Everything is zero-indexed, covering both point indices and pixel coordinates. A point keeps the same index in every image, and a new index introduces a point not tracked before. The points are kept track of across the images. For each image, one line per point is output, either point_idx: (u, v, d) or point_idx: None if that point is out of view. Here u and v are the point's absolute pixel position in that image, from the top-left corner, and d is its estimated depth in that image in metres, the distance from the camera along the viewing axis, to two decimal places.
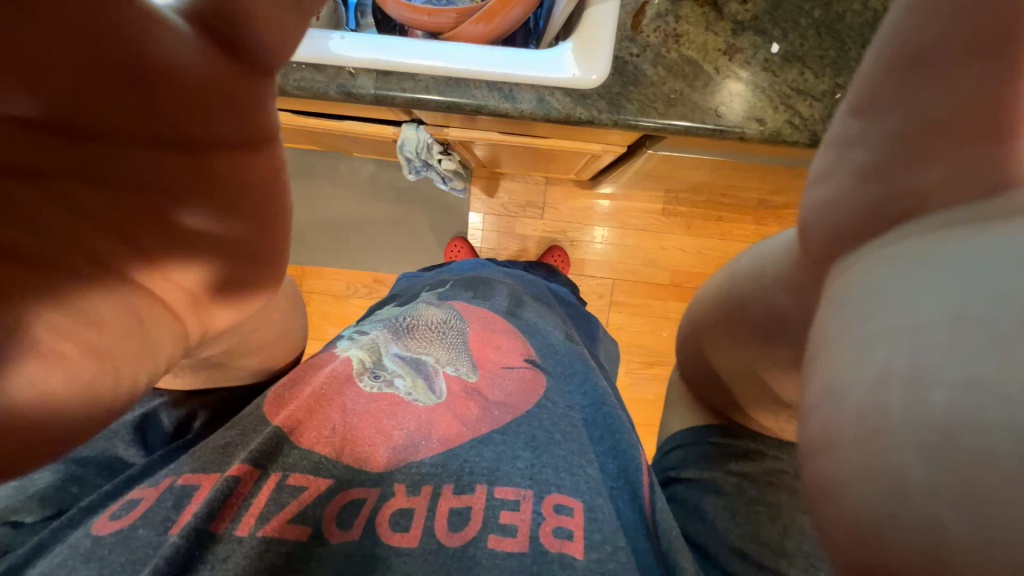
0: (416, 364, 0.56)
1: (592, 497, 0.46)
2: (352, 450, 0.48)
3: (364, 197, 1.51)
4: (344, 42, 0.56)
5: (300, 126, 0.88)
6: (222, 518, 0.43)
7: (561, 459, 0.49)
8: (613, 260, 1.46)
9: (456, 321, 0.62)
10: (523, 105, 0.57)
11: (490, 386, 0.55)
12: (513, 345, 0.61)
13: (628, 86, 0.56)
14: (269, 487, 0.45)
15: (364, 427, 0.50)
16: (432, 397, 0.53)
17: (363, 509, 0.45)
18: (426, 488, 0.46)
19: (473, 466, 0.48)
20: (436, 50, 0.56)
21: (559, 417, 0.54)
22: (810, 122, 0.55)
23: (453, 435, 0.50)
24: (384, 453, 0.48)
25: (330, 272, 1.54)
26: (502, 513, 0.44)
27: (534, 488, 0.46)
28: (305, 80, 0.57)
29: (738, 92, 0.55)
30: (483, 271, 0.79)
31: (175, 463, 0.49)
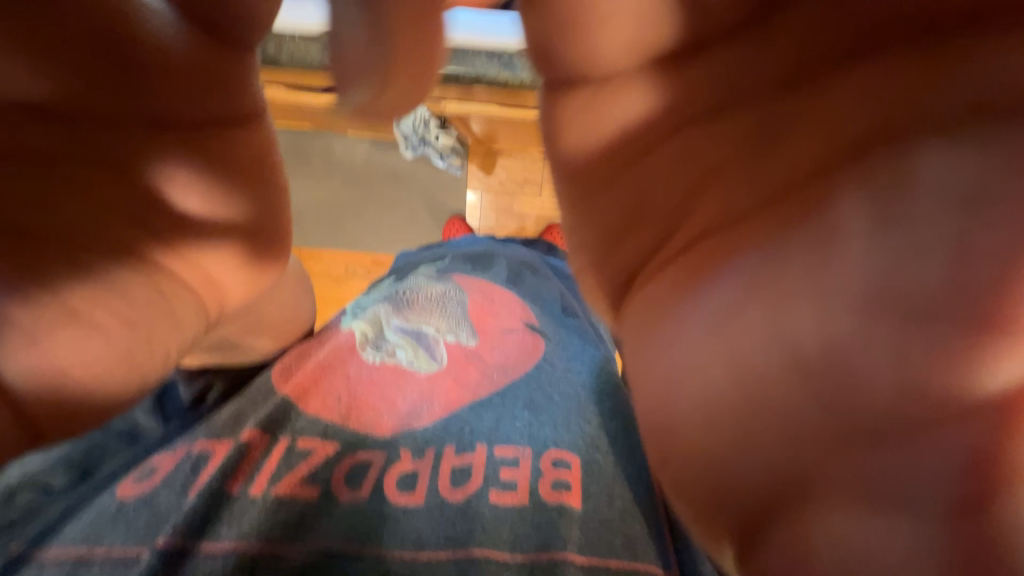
0: (416, 335, 0.56)
1: (590, 452, 0.48)
2: (357, 416, 0.50)
3: (360, 177, 1.49)
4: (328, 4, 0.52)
5: (293, 103, 0.86)
6: (237, 479, 0.45)
7: (558, 417, 0.51)
8: None
9: (455, 292, 0.62)
10: (523, 73, 0.56)
11: (490, 350, 0.56)
12: (514, 311, 0.61)
13: None
14: (277, 451, 0.47)
15: (368, 395, 0.51)
16: (433, 364, 0.54)
17: (371, 472, 0.46)
18: (430, 451, 0.48)
19: (474, 429, 0.49)
20: None
21: (558, 379, 0.55)
22: None
23: (453, 400, 0.52)
24: (388, 420, 0.50)
25: (328, 255, 1.53)
26: (502, 470, 0.46)
27: (533, 445, 0.48)
28: (297, 51, 0.57)
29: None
30: (483, 245, 0.79)
31: (191, 431, 0.51)
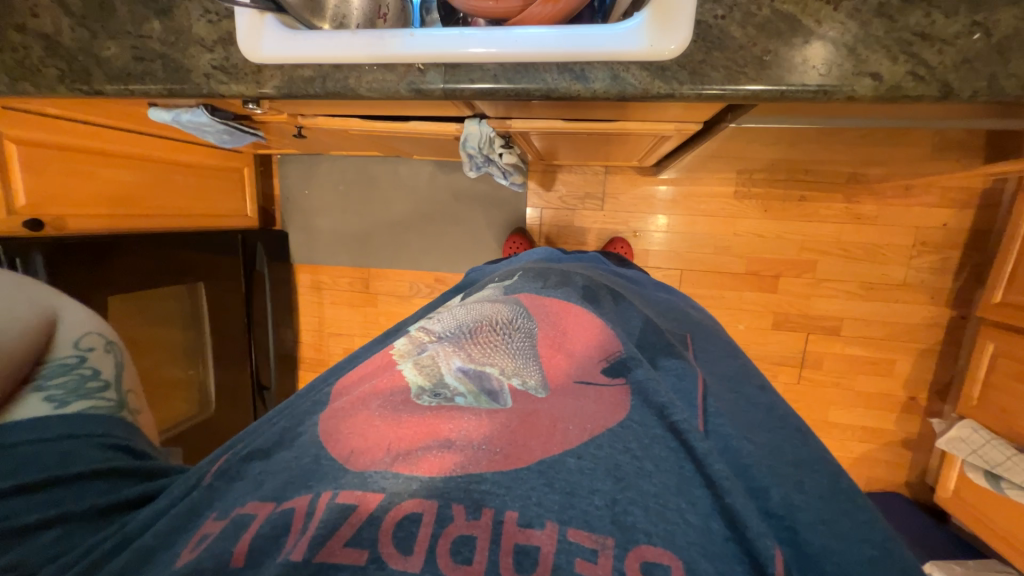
0: (480, 379, 0.54)
1: (693, 556, 0.38)
2: (407, 459, 0.44)
3: (424, 198, 1.57)
4: (414, 39, 0.56)
5: (366, 131, 0.91)
6: (281, 544, 0.40)
7: (650, 498, 0.41)
8: (680, 249, 1.44)
9: (522, 333, 0.61)
10: (596, 84, 0.53)
11: (565, 399, 0.51)
12: (587, 357, 0.58)
13: (713, 52, 0.51)
14: (319, 510, 0.41)
15: (418, 437, 0.46)
16: (495, 405, 0.50)
17: (419, 534, 0.39)
18: (488, 510, 0.40)
19: (543, 497, 0.41)
20: (501, 35, 0.54)
21: (642, 436, 0.46)
22: (938, 71, 0.48)
23: (515, 451, 0.44)
24: (438, 459, 0.43)
25: (396, 274, 1.65)
26: (577, 562, 0.37)
27: (617, 535, 0.38)
28: (377, 81, 0.59)
29: (837, 48, 0.49)
30: (563, 274, 0.79)
31: (239, 494, 0.46)
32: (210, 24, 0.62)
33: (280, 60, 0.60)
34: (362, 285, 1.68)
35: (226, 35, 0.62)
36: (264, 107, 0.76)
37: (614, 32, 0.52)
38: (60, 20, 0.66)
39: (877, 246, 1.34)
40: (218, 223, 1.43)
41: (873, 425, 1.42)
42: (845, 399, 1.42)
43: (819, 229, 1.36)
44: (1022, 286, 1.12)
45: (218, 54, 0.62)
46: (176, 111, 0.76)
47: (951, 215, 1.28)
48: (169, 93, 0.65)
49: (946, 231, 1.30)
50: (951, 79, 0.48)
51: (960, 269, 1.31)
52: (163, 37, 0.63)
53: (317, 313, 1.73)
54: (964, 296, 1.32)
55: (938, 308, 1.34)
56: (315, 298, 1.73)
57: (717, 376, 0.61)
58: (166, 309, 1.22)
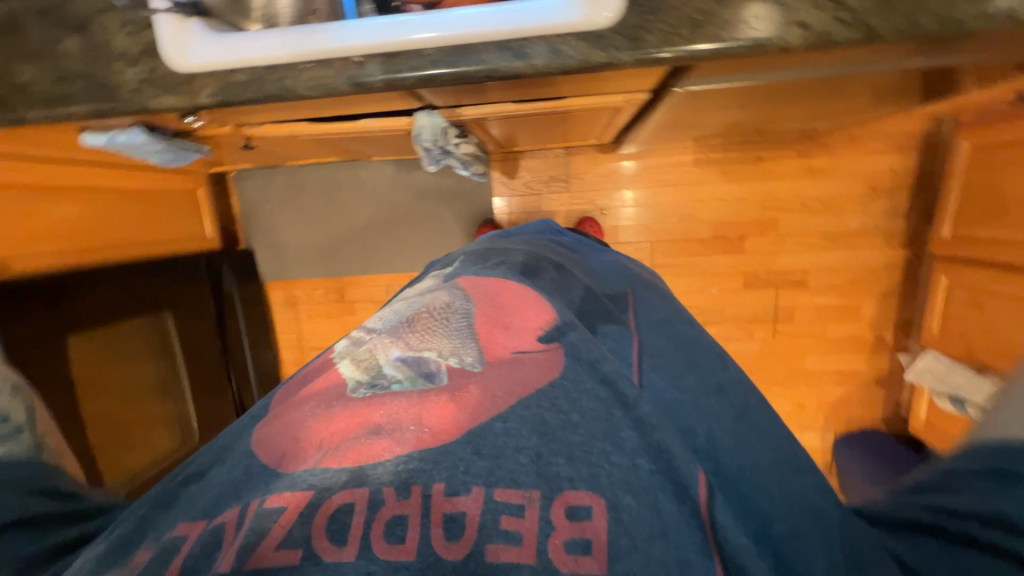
0: (416, 363, 0.56)
1: (615, 494, 0.44)
2: (335, 452, 0.47)
3: (388, 199, 1.55)
4: (347, 31, 0.55)
5: (315, 134, 0.89)
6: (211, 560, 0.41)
7: (574, 448, 0.47)
8: (648, 222, 1.46)
9: (458, 314, 0.63)
10: (536, 60, 0.53)
11: (500, 369, 0.55)
12: (524, 329, 0.61)
13: (646, 16, 0.51)
14: (247, 517, 0.43)
15: (348, 429, 0.49)
16: (429, 385, 0.53)
17: (353, 523, 0.41)
18: (415, 488, 0.43)
19: (470, 466, 0.45)
20: (434, 19, 0.54)
21: (575, 395, 0.52)
22: (860, 14, 0.49)
23: (443, 424, 0.48)
24: (361, 448, 0.46)
25: (369, 279, 1.63)
26: (503, 518, 0.42)
27: (542, 487, 0.44)
28: (315, 78, 0.57)
29: (764, 1, 0.50)
30: (503, 249, 0.83)
31: (173, 518, 0.47)
32: (130, 36, 0.59)
33: (210, 66, 0.57)
34: (337, 295, 1.65)
35: (149, 46, 0.59)
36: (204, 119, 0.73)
37: (545, 6, 0.52)
38: None
39: (832, 197, 1.39)
40: (178, 249, 1.38)
41: (847, 369, 1.49)
42: (820, 347, 1.48)
43: (778, 186, 1.40)
44: (969, 219, 1.18)
45: (143, 67, 0.60)
46: (109, 133, 0.72)
47: (896, 159, 1.34)
48: (97, 114, 0.62)
49: (895, 175, 1.35)
50: (872, 21, 0.49)
51: (910, 209, 1.37)
52: (82, 55, 0.60)
53: (294, 329, 1.69)
54: (916, 235, 1.38)
55: (894, 249, 1.40)
56: (289, 314, 1.69)
57: (652, 330, 0.69)
58: (134, 343, 1.15)
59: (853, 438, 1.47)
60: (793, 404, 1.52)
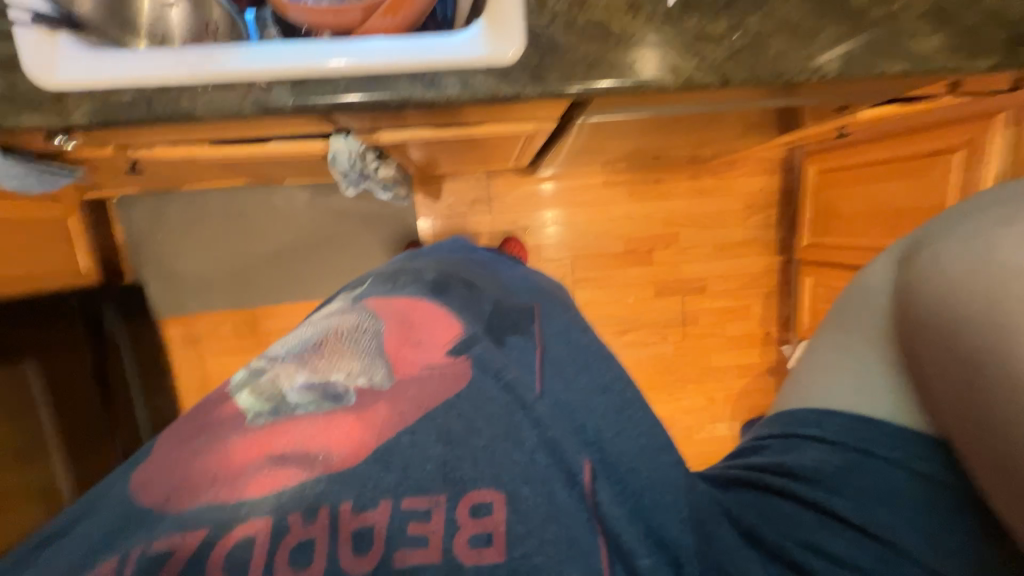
0: (323, 386, 0.55)
1: (514, 486, 0.50)
2: (236, 484, 0.46)
3: (305, 224, 1.47)
4: (250, 55, 0.54)
5: (218, 158, 0.83)
6: None
7: (479, 451, 0.51)
8: (568, 239, 1.55)
9: (367, 331, 0.63)
10: (449, 91, 0.56)
11: (408, 385, 0.57)
12: (433, 344, 0.63)
13: (546, 56, 0.57)
14: (126, 569, 0.40)
15: (248, 459, 0.47)
16: (335, 406, 0.53)
17: (254, 556, 0.42)
18: (322, 510, 0.45)
19: (379, 481, 0.48)
20: (347, 48, 0.55)
21: (479, 404, 0.56)
22: (717, 64, 0.59)
23: (352, 447, 0.49)
24: (266, 478, 0.46)
25: (286, 309, 1.52)
26: (410, 524, 0.46)
27: (448, 490, 0.48)
28: (216, 102, 0.55)
29: (648, 51, 0.58)
30: (410, 265, 0.82)
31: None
32: None
33: (86, 85, 0.52)
34: (248, 328, 1.51)
35: (7, 59, 0.52)
36: (78, 140, 0.65)
37: (453, 42, 0.56)
38: None
39: (719, 213, 1.59)
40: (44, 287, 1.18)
41: (744, 362, 1.69)
42: (721, 345, 1.67)
43: (675, 204, 1.57)
44: (821, 229, 1.43)
45: None
46: None
47: (764, 181, 1.59)
48: None
49: (765, 194, 1.60)
50: (727, 70, 0.60)
51: (779, 223, 1.62)
52: None
53: (197, 370, 1.51)
54: (786, 244, 1.63)
55: (770, 256, 1.64)
56: (191, 353, 1.51)
57: (559, 335, 0.72)
58: None
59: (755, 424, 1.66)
60: (705, 398, 1.68)
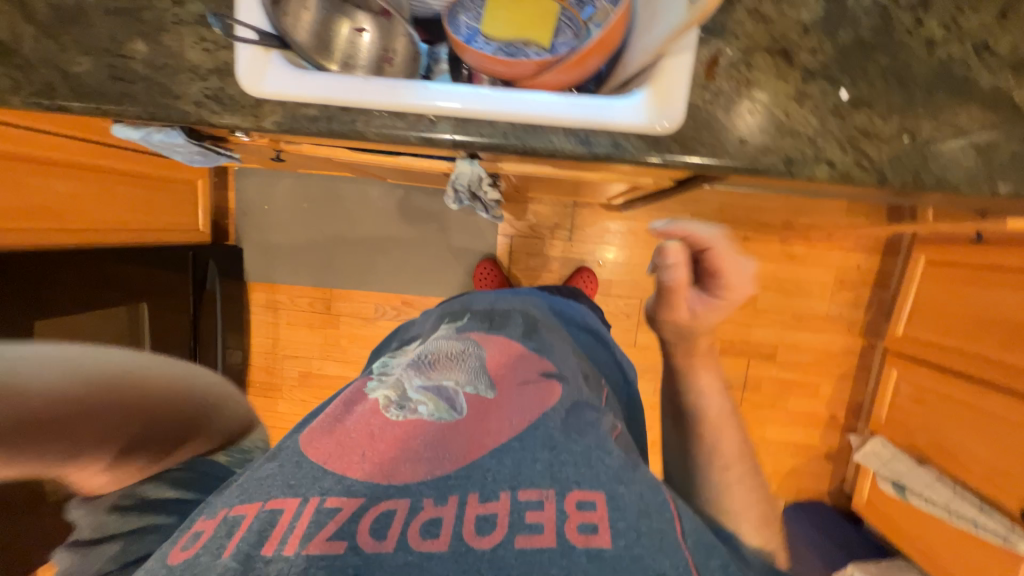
0: (438, 390, 0.62)
1: (613, 486, 0.48)
2: (382, 466, 0.52)
3: (393, 220, 1.55)
4: (429, 91, 0.59)
5: (351, 160, 0.90)
6: (269, 543, 0.43)
7: (578, 457, 0.51)
8: (641, 280, 1.54)
9: (472, 351, 0.71)
10: (599, 149, 0.58)
11: (508, 398, 0.62)
12: (529, 368, 0.69)
13: (700, 130, 0.58)
14: (306, 513, 0.46)
15: (390, 448, 0.54)
16: (453, 412, 0.59)
17: (394, 525, 0.45)
18: (453, 497, 0.48)
19: (495, 475, 0.50)
20: (514, 99, 0.58)
21: (569, 416, 0.58)
22: (878, 164, 0.57)
23: (472, 450, 0.53)
24: (407, 466, 0.52)
25: (360, 295, 1.61)
26: (527, 513, 0.45)
27: (556, 487, 0.48)
28: (386, 126, 0.59)
29: (756, 114, 0.57)
30: (506, 301, 0.91)
31: (226, 496, 0.50)
32: (206, 52, 0.60)
33: (285, 98, 0.59)
34: (323, 306, 1.61)
35: (223, 66, 0.60)
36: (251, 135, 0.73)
37: (619, 106, 0.57)
38: (20, 27, 0.60)
39: (805, 283, 1.52)
40: (167, 237, 1.32)
41: (802, 441, 1.59)
42: (780, 418, 1.59)
43: (759, 265, 1.52)
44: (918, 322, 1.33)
45: (212, 83, 0.60)
46: (147, 131, 0.71)
47: (863, 258, 1.49)
48: (151, 118, 0.61)
49: (860, 272, 1.50)
50: (887, 171, 0.57)
51: (870, 305, 1.52)
52: (150, 60, 0.60)
53: (271, 334, 1.63)
54: (873, 328, 1.53)
55: (853, 337, 1.54)
56: (269, 317, 1.63)
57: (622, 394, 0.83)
58: (102, 331, 1.08)
59: (801, 507, 1.57)
60: None
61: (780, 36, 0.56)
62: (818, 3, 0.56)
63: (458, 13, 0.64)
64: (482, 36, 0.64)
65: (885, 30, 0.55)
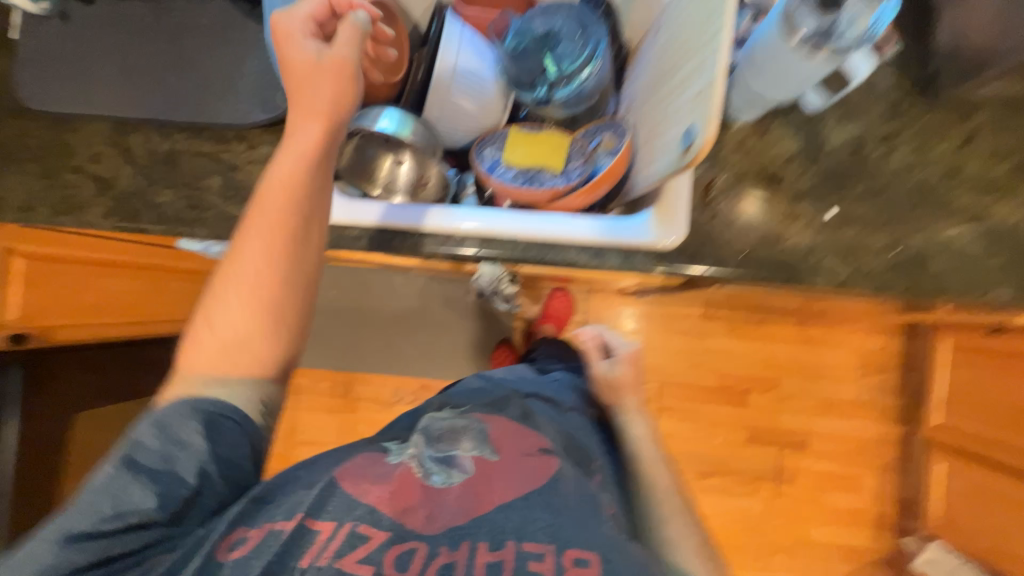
0: (448, 459, 0.65)
1: (607, 550, 0.54)
2: (407, 512, 0.57)
3: (414, 305, 1.62)
4: (458, 215, 0.67)
5: (382, 261, 0.99)
6: (307, 555, 0.51)
7: (573, 521, 0.56)
8: (658, 364, 1.53)
9: (478, 421, 0.71)
10: (610, 262, 0.65)
11: (511, 468, 0.63)
12: (525, 434, 0.70)
13: (703, 245, 0.63)
14: (341, 535, 0.53)
15: (410, 496, 0.59)
16: (462, 475, 0.62)
17: (416, 560, 0.53)
18: (465, 544, 0.54)
19: (502, 525, 0.56)
20: (533, 221, 0.66)
21: (569, 485, 0.62)
22: (874, 274, 0.61)
23: (478, 506, 0.58)
24: (426, 517, 0.57)
25: (379, 378, 1.64)
26: (530, 563, 0.52)
27: (555, 542, 0.54)
28: (420, 244, 0.68)
29: (744, 227, 0.63)
30: (512, 367, 0.92)
31: (274, 508, 0.54)
32: None
33: (336, 224, 0.68)
34: (343, 390, 1.64)
35: None
36: None
37: (626, 226, 0.64)
38: (121, 167, 0.73)
39: (828, 367, 1.48)
40: None
41: (849, 543, 1.45)
42: (821, 515, 1.47)
43: (779, 348, 1.50)
44: (954, 413, 1.28)
45: None
46: (207, 244, 0.81)
47: (885, 342, 1.47)
48: (215, 240, 0.70)
49: (885, 356, 1.47)
50: (884, 281, 0.61)
51: (901, 390, 1.46)
52: (222, 191, 0.71)
53: (290, 419, 1.64)
54: (909, 415, 1.46)
55: (889, 426, 1.47)
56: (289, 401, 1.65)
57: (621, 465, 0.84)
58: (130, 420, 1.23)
59: None
60: None
61: (766, 165, 0.63)
62: (796, 137, 0.63)
63: (483, 144, 0.74)
64: (504, 164, 0.73)
65: (861, 158, 0.62)
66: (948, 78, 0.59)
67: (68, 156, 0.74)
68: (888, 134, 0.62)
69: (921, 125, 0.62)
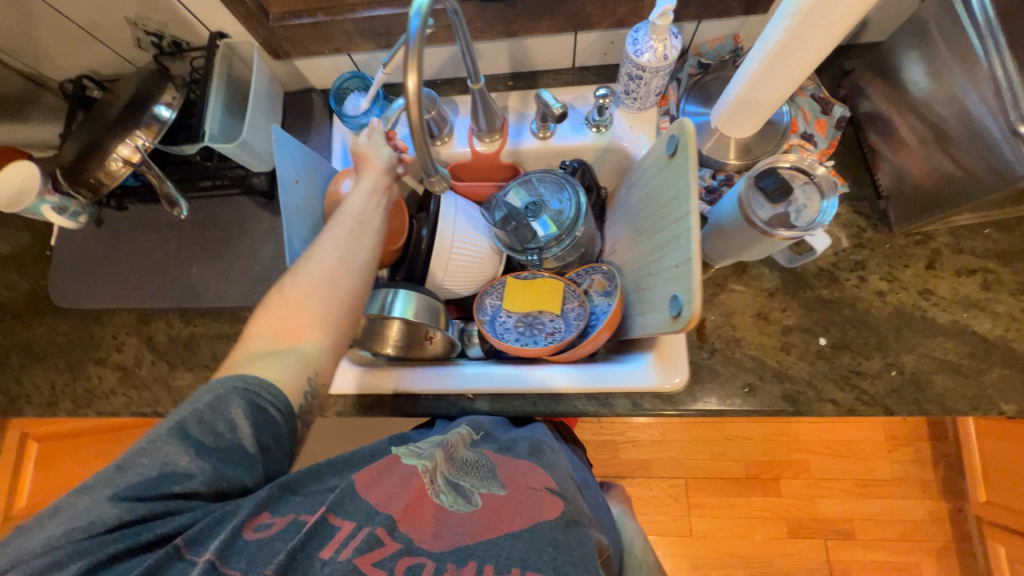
0: (459, 483, 0.50)
1: None
2: (415, 519, 0.45)
3: None
4: (464, 375, 0.70)
5: None
6: (329, 547, 0.42)
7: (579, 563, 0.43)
8: (680, 456, 1.46)
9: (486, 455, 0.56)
10: (620, 408, 0.67)
11: (516, 497, 0.50)
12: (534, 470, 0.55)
13: (705, 383, 0.65)
14: (356, 536, 0.43)
15: (418, 502, 0.47)
16: (468, 503, 0.48)
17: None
18: (471, 563, 0.42)
19: (510, 549, 0.43)
20: (537, 374, 0.69)
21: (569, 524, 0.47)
22: (879, 398, 0.62)
23: (487, 528, 0.45)
24: (433, 530, 0.45)
25: None
26: None
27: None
28: (432, 404, 0.70)
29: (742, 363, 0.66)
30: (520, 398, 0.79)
31: (313, 500, 0.48)
32: None
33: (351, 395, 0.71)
34: None
35: None
36: None
37: (626, 370, 0.67)
38: (143, 354, 0.77)
39: (853, 441, 1.43)
40: None
41: None
42: None
43: (800, 426, 1.45)
44: (997, 486, 1.25)
45: None
46: None
47: None
48: None
49: (911, 426, 1.43)
50: (889, 403, 0.62)
51: (937, 461, 1.40)
52: None
53: None
54: (951, 486, 1.38)
55: (934, 502, 1.39)
56: None
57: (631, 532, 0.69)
58: None
59: None
60: None
61: (751, 303, 0.68)
62: (774, 273, 0.68)
63: (484, 295, 0.79)
64: (504, 310, 0.79)
65: (839, 288, 0.66)
66: (900, 215, 0.66)
67: (91, 349, 0.78)
68: (858, 261, 0.67)
69: (886, 252, 0.67)
